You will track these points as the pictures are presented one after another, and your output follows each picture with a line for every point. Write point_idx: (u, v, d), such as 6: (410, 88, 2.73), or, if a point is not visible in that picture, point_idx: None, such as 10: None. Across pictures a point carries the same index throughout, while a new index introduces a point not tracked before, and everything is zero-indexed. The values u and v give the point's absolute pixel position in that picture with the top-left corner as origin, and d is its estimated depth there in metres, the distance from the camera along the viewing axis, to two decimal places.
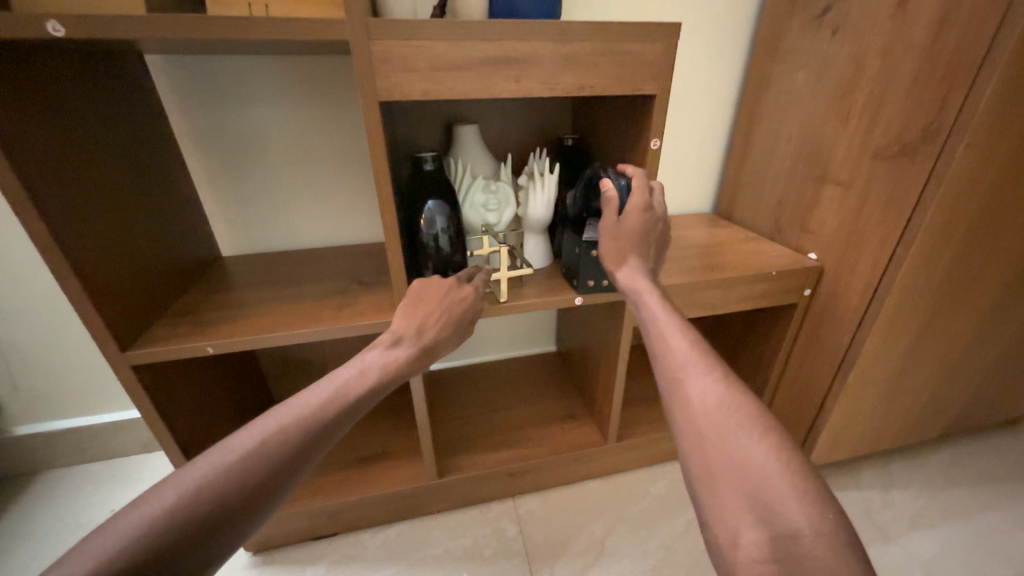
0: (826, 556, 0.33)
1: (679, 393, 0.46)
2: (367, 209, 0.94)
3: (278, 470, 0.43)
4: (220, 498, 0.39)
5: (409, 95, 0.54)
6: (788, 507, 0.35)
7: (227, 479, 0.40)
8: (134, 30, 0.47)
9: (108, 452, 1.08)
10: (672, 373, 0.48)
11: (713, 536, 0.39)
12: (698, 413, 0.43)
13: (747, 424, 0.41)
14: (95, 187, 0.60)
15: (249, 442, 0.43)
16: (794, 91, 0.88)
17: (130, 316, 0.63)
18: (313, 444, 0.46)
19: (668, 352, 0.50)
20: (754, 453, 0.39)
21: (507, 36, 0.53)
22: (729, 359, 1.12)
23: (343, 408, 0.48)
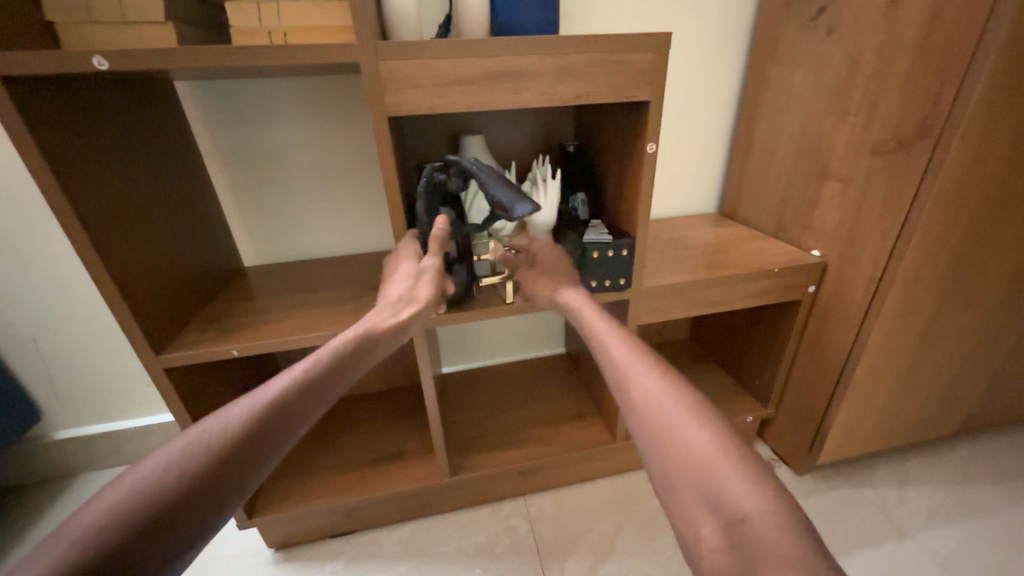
0: (773, 532, 0.35)
1: (625, 396, 0.49)
2: (379, 219, 0.98)
3: (242, 448, 0.46)
4: (179, 484, 0.42)
5: (416, 110, 0.58)
6: (736, 492, 0.38)
7: (193, 461, 0.43)
8: (168, 61, 0.52)
9: (140, 454, 1.14)
10: (619, 377, 0.51)
11: (678, 529, 0.40)
12: (645, 408, 0.46)
13: (687, 414, 0.44)
14: (133, 205, 0.66)
15: (214, 427, 0.46)
16: (792, 91, 0.90)
17: (163, 322, 0.68)
18: (279, 422, 0.49)
19: (611, 360, 0.53)
20: (698, 441, 0.42)
21: (506, 51, 0.56)
22: (738, 358, 1.12)
23: (307, 387, 0.52)
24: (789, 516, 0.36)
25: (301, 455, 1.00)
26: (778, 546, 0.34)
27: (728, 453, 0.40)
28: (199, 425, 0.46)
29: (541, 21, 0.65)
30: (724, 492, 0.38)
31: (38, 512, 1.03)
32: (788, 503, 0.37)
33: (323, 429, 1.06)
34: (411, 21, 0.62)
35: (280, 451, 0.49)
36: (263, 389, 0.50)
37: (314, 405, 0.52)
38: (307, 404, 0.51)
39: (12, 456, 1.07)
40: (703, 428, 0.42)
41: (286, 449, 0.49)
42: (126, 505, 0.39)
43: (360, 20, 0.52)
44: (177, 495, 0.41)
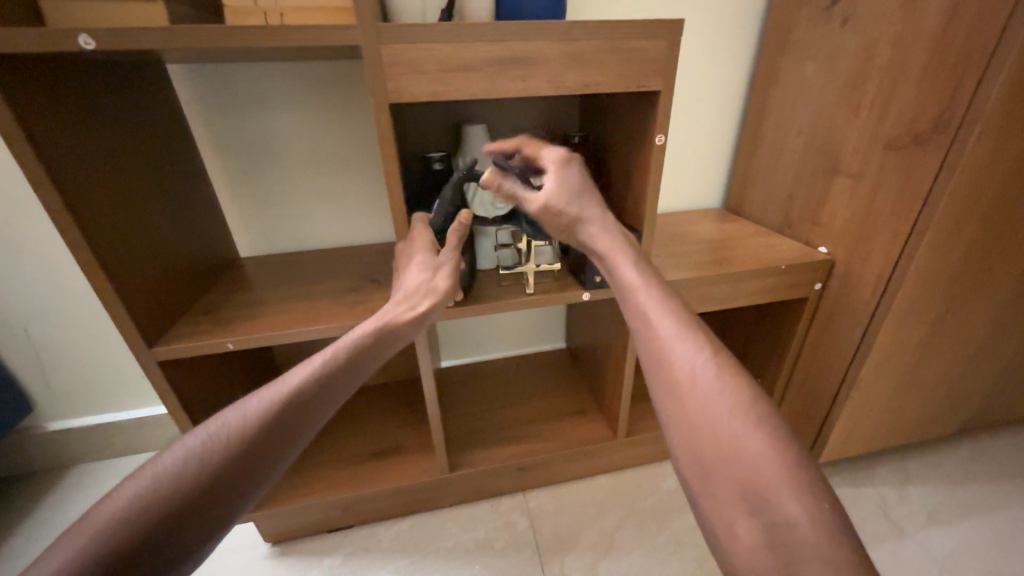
0: (818, 541, 0.34)
1: (669, 378, 0.46)
2: (378, 210, 0.96)
3: (261, 442, 0.44)
4: (196, 483, 0.40)
5: (418, 97, 0.56)
6: (778, 495, 0.36)
7: (210, 456, 0.41)
8: (158, 41, 0.49)
9: (134, 446, 1.13)
10: (659, 352, 0.48)
11: (710, 521, 0.40)
12: (684, 393, 0.44)
13: (734, 404, 0.42)
14: (124, 192, 0.63)
15: (231, 419, 0.44)
16: (803, 83, 0.88)
17: (156, 314, 0.66)
18: (297, 416, 0.47)
19: (654, 332, 0.49)
20: (744, 437, 0.40)
21: (512, 36, 0.54)
22: (740, 355, 1.11)
23: (325, 379, 0.50)
24: (836, 523, 0.35)
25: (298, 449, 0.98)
26: (826, 556, 0.33)
27: (776, 453, 0.38)
28: (217, 416, 0.45)
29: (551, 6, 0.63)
30: (768, 495, 0.37)
31: (30, 504, 1.02)
32: (834, 509, 0.36)
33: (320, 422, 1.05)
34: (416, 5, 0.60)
35: (297, 446, 0.47)
36: (280, 380, 0.49)
37: (332, 398, 0.51)
38: (324, 399, 0.50)
39: (3, 447, 1.06)
40: (750, 422, 0.40)
41: (300, 445, 0.48)
42: (142, 501, 0.38)
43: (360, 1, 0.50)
44: (194, 491, 0.39)
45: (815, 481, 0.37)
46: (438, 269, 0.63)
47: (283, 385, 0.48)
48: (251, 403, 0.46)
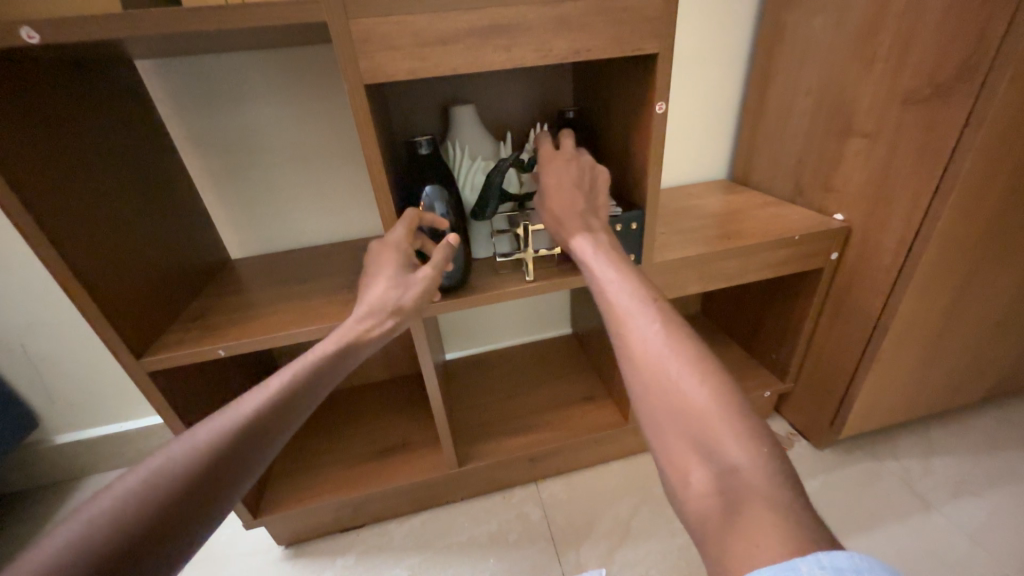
0: (763, 482, 0.32)
1: (622, 346, 0.44)
2: (368, 202, 0.92)
3: (213, 473, 0.42)
4: (152, 509, 0.38)
5: (396, 75, 0.51)
6: (725, 445, 0.35)
7: (158, 487, 0.39)
8: (110, 30, 0.46)
9: (143, 454, 1.12)
10: (615, 324, 0.46)
11: (668, 476, 0.38)
12: (640, 353, 0.43)
13: (684, 360, 0.40)
14: (96, 198, 0.60)
15: (180, 449, 0.42)
16: (811, 38, 0.82)
17: (141, 324, 0.64)
18: (253, 442, 0.45)
19: (610, 305, 0.48)
20: (695, 393, 0.38)
21: (493, 2, 0.50)
22: (752, 331, 1.07)
23: (282, 403, 0.48)
24: (777, 468, 0.33)
25: (305, 450, 0.97)
26: (770, 494, 0.32)
27: (723, 405, 0.37)
28: (164, 448, 0.42)
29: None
30: (715, 444, 0.35)
31: (43, 518, 1.02)
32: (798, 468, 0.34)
33: (326, 422, 1.03)
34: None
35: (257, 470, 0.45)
36: (233, 408, 0.47)
37: (293, 416, 0.49)
38: (282, 421, 0.48)
39: (13, 461, 1.06)
40: (700, 376, 0.39)
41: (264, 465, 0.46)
42: (84, 541, 0.35)
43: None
44: (143, 526, 0.37)
45: (764, 432, 0.36)
46: (408, 284, 0.59)
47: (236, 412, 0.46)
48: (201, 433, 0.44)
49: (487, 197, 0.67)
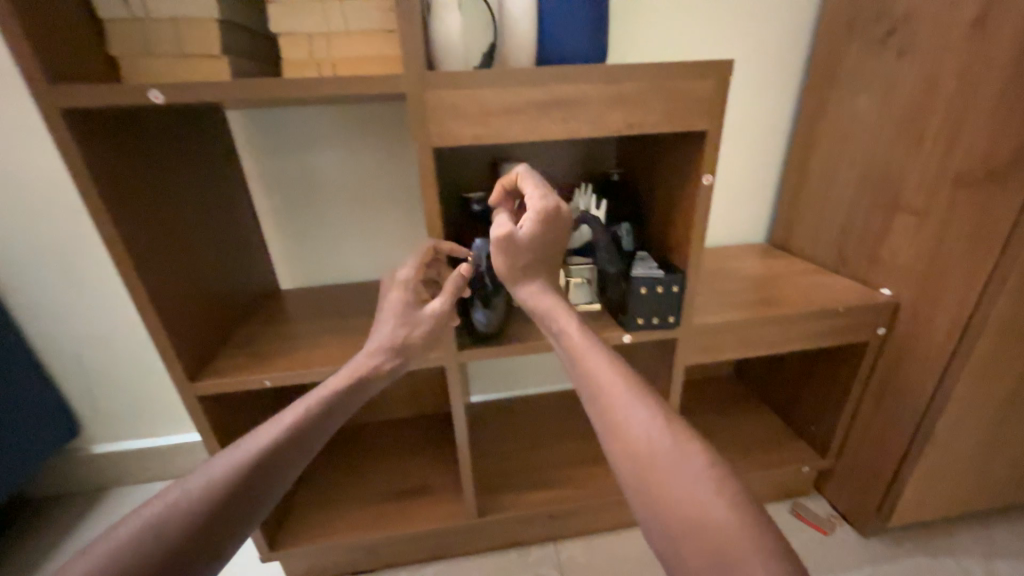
0: None
1: (621, 441, 0.44)
2: (413, 244, 0.96)
3: (209, 520, 0.43)
4: (163, 544, 0.40)
5: (460, 140, 0.56)
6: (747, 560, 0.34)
7: (156, 535, 0.40)
8: (220, 93, 0.52)
9: (172, 471, 1.15)
10: (609, 415, 0.46)
11: None
12: (637, 452, 0.43)
13: (683, 460, 0.41)
14: (176, 231, 0.66)
15: (176, 496, 0.43)
16: (855, 117, 0.84)
17: (198, 349, 0.68)
18: (249, 487, 0.46)
19: (600, 392, 0.48)
20: (706, 499, 0.38)
21: (556, 81, 0.54)
22: (789, 400, 1.03)
23: (296, 439, 0.50)
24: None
25: (325, 484, 0.97)
26: None
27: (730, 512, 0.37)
28: (159, 496, 0.43)
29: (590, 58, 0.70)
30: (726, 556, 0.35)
31: (70, 527, 1.05)
32: None
33: (347, 457, 1.04)
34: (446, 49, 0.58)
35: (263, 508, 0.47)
36: (230, 453, 0.48)
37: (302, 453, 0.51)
38: (293, 458, 0.50)
39: (51, 468, 1.10)
40: (701, 478, 0.39)
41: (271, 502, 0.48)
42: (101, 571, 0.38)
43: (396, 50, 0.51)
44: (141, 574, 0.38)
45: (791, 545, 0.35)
46: (416, 321, 0.59)
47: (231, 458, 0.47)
48: (197, 480, 0.45)
49: None
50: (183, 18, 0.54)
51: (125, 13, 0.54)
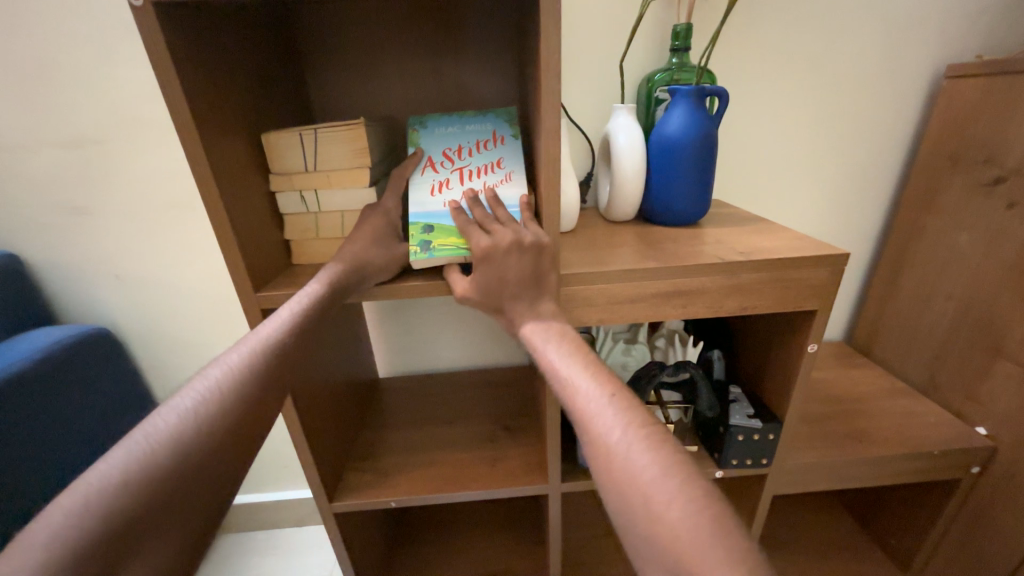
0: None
1: (619, 473, 0.39)
2: (499, 341, 1.10)
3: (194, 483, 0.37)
4: (112, 508, 0.32)
5: (587, 322, 0.62)
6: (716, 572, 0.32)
7: (148, 468, 0.35)
8: (385, 294, 0.60)
9: (272, 522, 1.25)
10: (604, 450, 0.41)
11: None
12: (609, 454, 0.41)
13: (654, 459, 0.39)
14: (322, 370, 0.76)
15: (154, 434, 0.37)
16: (954, 250, 0.84)
17: (334, 469, 0.77)
18: (249, 428, 0.42)
19: (591, 429, 0.43)
20: (675, 511, 0.35)
21: (678, 276, 0.60)
22: (868, 508, 1.03)
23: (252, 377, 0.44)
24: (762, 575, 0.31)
25: (415, 559, 0.98)
26: None
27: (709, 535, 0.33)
28: (118, 445, 0.35)
29: (685, 217, 0.75)
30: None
31: None
32: None
33: (433, 524, 1.06)
34: (494, 114, 0.68)
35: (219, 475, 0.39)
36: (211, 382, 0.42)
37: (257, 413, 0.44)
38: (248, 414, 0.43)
39: None
40: (664, 478, 0.37)
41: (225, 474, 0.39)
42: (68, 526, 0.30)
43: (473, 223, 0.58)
44: (120, 530, 0.32)
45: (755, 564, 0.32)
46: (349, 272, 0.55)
47: (205, 395, 0.41)
48: (164, 420, 0.38)
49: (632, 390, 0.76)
50: (351, 214, 0.63)
51: (302, 208, 0.63)
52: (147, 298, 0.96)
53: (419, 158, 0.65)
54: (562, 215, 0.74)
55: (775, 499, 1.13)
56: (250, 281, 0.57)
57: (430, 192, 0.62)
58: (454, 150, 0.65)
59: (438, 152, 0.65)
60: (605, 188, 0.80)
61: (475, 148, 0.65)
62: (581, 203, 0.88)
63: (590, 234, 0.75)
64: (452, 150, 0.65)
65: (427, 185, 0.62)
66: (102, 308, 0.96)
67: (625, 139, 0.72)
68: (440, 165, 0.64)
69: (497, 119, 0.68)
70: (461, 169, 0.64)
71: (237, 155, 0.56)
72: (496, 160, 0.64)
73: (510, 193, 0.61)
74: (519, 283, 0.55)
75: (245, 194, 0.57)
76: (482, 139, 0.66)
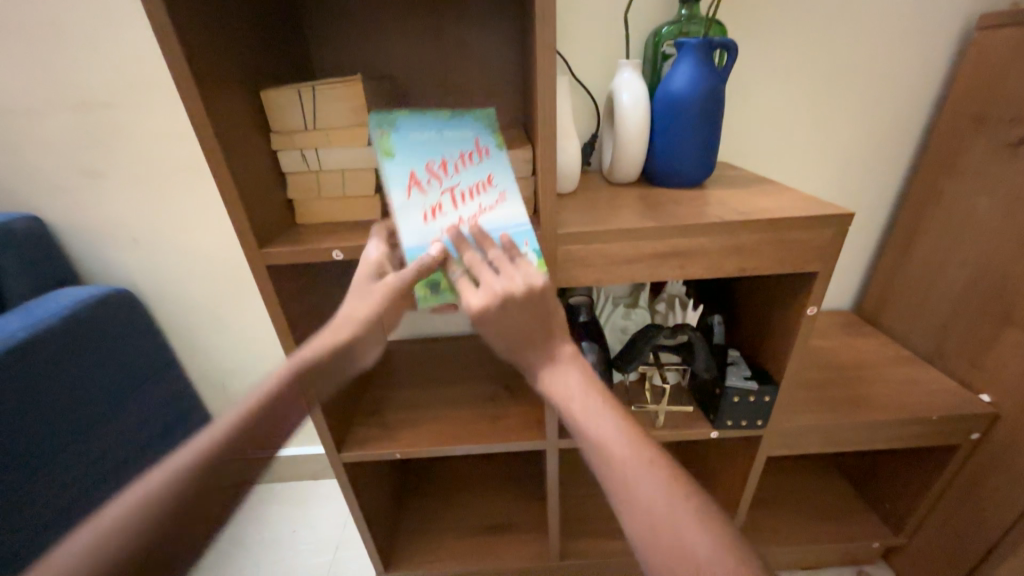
0: None
1: (638, 504, 0.45)
2: None
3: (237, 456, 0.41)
4: (140, 530, 0.44)
5: (583, 282, 0.63)
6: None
7: (163, 496, 0.47)
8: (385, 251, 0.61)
9: (289, 475, 1.33)
10: (623, 481, 0.47)
11: None
12: (627, 487, 0.46)
13: (670, 491, 0.45)
14: (329, 329, 0.79)
15: (173, 467, 0.48)
16: (972, 215, 0.81)
17: (341, 423, 0.81)
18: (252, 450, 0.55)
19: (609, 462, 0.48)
20: (694, 541, 0.42)
21: (676, 236, 0.59)
22: (864, 473, 1.04)
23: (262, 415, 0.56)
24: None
25: (421, 511, 1.04)
26: None
27: (718, 557, 0.41)
28: (161, 464, 0.48)
29: (688, 178, 0.73)
30: None
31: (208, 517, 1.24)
32: None
33: (438, 479, 1.11)
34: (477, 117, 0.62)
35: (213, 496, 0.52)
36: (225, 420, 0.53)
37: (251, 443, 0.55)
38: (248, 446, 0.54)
39: None
40: (680, 509, 0.44)
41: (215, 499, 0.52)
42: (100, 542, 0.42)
43: (465, 247, 0.51)
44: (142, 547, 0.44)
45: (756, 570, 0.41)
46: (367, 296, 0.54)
47: (221, 430, 0.52)
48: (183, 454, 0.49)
49: (630, 351, 0.77)
50: (351, 172, 0.63)
51: (303, 167, 0.64)
52: (162, 260, 0.99)
53: (401, 173, 0.56)
54: (563, 176, 0.73)
55: (773, 463, 1.15)
56: (253, 238, 0.58)
57: (424, 220, 0.55)
58: (439, 163, 0.57)
59: (421, 167, 0.56)
60: (609, 149, 0.78)
61: (459, 162, 0.58)
62: (584, 165, 0.87)
63: (591, 196, 0.74)
64: (436, 165, 0.57)
65: (420, 213, 0.54)
66: (120, 270, 1.00)
67: (629, 98, 0.70)
68: (427, 184, 0.56)
69: (478, 125, 0.61)
70: (451, 189, 0.56)
71: (237, 112, 0.57)
72: (486, 177, 0.58)
73: (499, 218, 0.56)
74: (521, 329, 0.51)
75: (247, 152, 0.58)
76: (465, 151, 0.59)
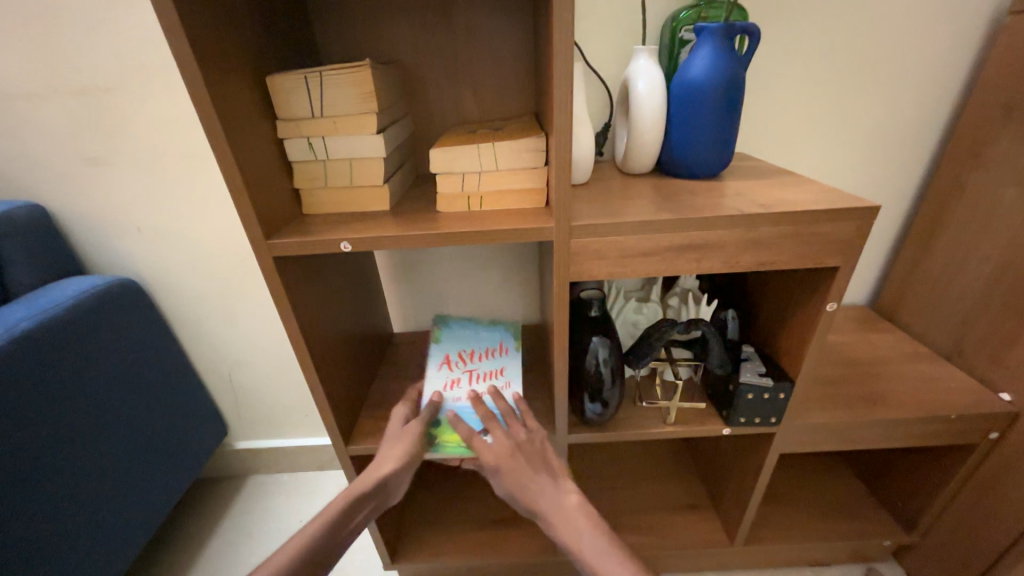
0: None
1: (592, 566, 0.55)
2: (512, 297, 1.09)
3: (304, 570, 0.57)
4: None
5: (596, 275, 0.61)
6: None
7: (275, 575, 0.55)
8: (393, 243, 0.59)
9: (295, 466, 1.33)
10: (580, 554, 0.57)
11: None
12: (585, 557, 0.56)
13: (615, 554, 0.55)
14: (336, 321, 0.78)
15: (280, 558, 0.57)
16: (997, 208, 0.78)
17: (348, 416, 0.80)
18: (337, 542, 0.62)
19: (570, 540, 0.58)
20: None
21: (694, 228, 0.57)
22: (877, 471, 1.03)
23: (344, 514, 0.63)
24: None
25: (427, 504, 1.03)
26: None
27: None
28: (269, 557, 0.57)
29: (705, 169, 0.71)
30: None
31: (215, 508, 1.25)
32: None
33: (444, 472, 1.11)
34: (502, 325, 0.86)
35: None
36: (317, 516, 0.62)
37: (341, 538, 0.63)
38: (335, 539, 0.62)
39: None
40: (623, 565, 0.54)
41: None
42: None
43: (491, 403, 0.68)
44: None
45: None
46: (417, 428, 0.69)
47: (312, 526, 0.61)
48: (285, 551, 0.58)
49: (641, 346, 0.75)
50: (359, 161, 0.62)
51: (310, 155, 0.62)
52: (167, 250, 0.98)
53: (439, 355, 0.79)
54: (576, 166, 0.71)
55: (783, 460, 1.14)
56: (260, 228, 0.57)
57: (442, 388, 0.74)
58: (467, 352, 0.79)
59: (453, 353, 0.79)
60: (622, 138, 0.76)
61: (483, 353, 0.79)
62: (597, 156, 0.85)
63: (604, 187, 0.73)
64: (465, 354, 0.79)
65: (440, 384, 0.74)
66: (126, 260, 0.99)
67: (645, 85, 0.68)
68: (453, 364, 0.77)
69: (505, 332, 0.84)
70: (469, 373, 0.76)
71: (243, 98, 0.55)
72: (499, 369, 0.76)
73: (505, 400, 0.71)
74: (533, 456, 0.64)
75: (254, 140, 0.57)
76: (491, 346, 0.81)
